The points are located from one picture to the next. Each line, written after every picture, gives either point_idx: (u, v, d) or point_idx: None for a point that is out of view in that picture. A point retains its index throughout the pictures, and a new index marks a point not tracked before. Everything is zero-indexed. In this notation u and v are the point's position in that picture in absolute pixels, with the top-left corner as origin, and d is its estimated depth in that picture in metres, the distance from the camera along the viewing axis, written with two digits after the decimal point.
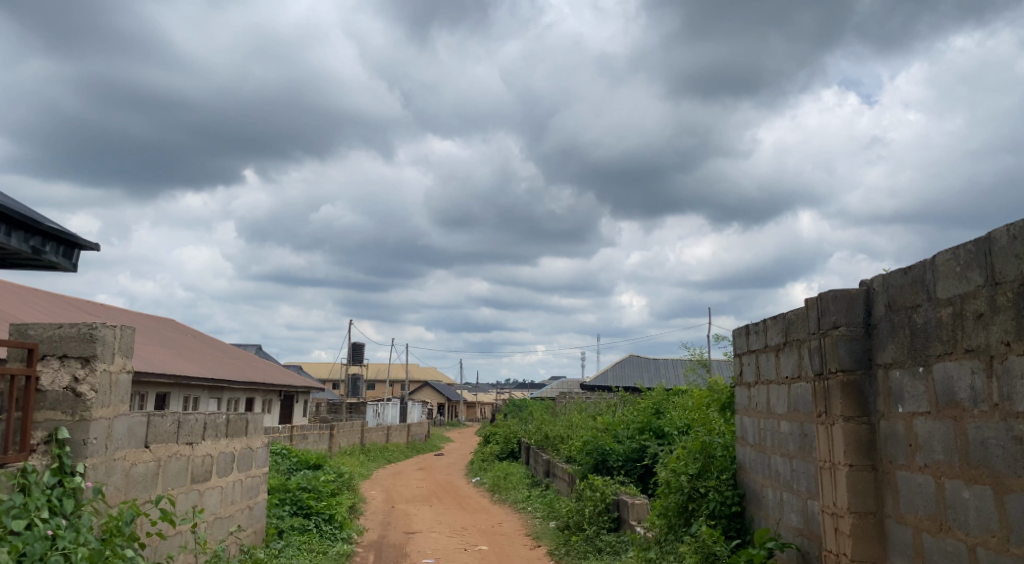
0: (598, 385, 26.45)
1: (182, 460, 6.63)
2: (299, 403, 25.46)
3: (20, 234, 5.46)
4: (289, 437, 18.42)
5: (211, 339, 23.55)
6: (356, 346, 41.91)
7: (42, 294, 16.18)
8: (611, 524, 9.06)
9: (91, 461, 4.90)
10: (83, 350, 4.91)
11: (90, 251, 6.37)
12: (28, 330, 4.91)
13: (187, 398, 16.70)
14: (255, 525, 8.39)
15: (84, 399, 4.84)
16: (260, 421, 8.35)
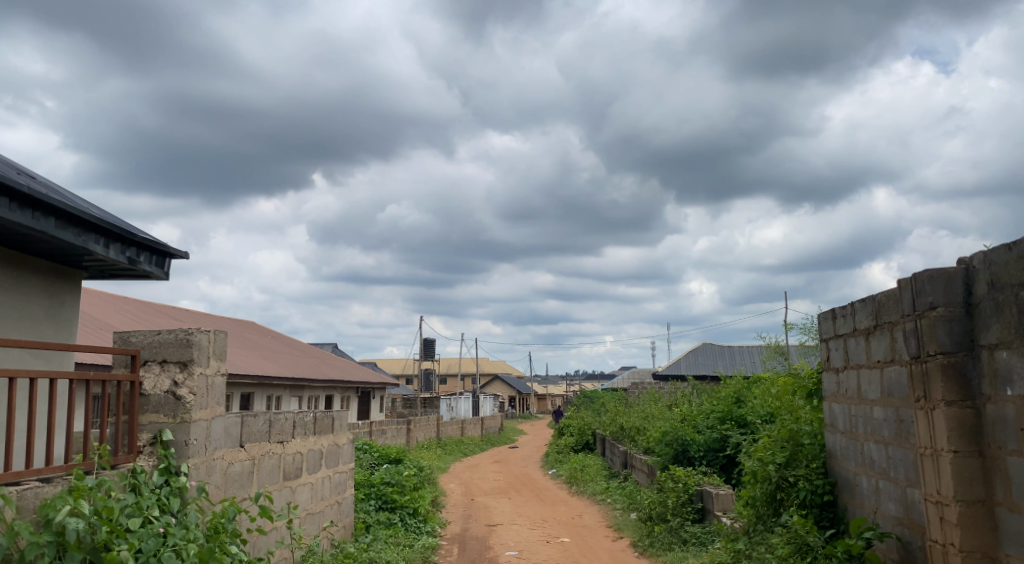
0: (671, 374, 26.13)
1: (275, 458, 6.85)
2: (375, 399, 25.97)
3: (118, 246, 5.72)
4: (368, 433, 18.82)
5: (290, 339, 24.24)
6: (427, 342, 42.62)
7: (130, 302, 16.92)
8: (696, 515, 8.94)
9: (193, 461, 5.12)
10: (180, 354, 5.12)
11: (181, 259, 6.64)
12: (130, 337, 5.17)
13: (270, 398, 17.21)
14: (344, 520, 8.61)
15: (184, 402, 5.05)
16: (344, 418, 8.55)
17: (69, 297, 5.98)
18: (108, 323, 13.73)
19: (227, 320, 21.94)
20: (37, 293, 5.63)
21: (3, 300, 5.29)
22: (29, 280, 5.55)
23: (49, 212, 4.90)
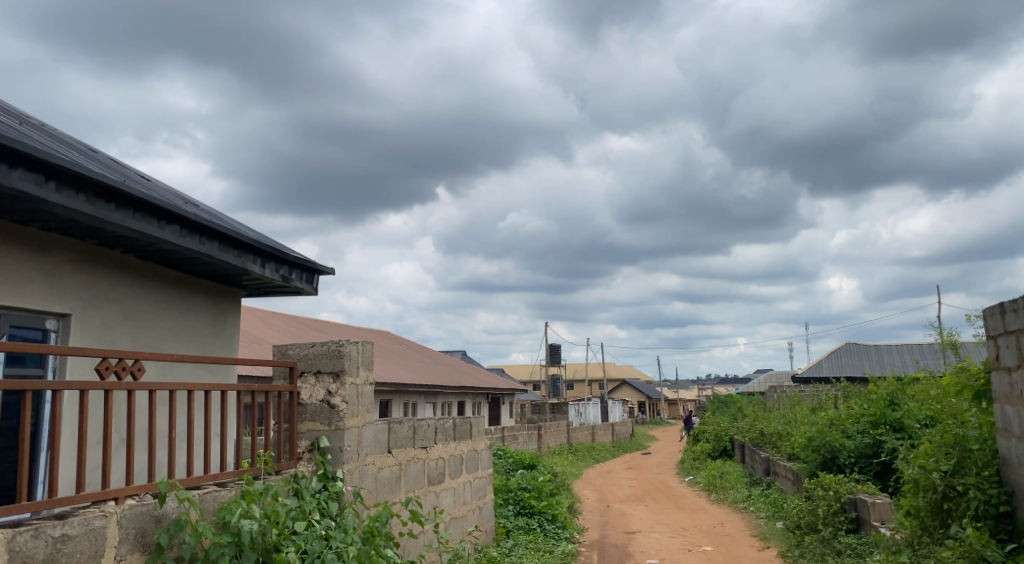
0: (812, 376, 24.95)
1: (420, 463, 7.04)
2: (505, 405, 26.29)
3: (273, 264, 6.06)
4: (501, 438, 19.07)
5: (424, 348, 24.96)
6: (554, 347, 42.86)
7: (277, 315, 17.94)
8: (850, 526, 8.45)
9: (347, 466, 5.34)
10: (333, 365, 5.37)
11: (328, 275, 6.96)
12: (288, 350, 5.47)
13: (406, 405, 17.73)
14: (486, 524, 8.72)
15: (338, 410, 5.28)
16: (482, 424, 8.68)
17: (231, 314, 6.40)
18: (258, 336, 14.63)
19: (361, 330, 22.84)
20: (204, 311, 6.05)
21: (175, 318, 5.72)
22: (197, 299, 5.97)
23: (213, 236, 5.25)
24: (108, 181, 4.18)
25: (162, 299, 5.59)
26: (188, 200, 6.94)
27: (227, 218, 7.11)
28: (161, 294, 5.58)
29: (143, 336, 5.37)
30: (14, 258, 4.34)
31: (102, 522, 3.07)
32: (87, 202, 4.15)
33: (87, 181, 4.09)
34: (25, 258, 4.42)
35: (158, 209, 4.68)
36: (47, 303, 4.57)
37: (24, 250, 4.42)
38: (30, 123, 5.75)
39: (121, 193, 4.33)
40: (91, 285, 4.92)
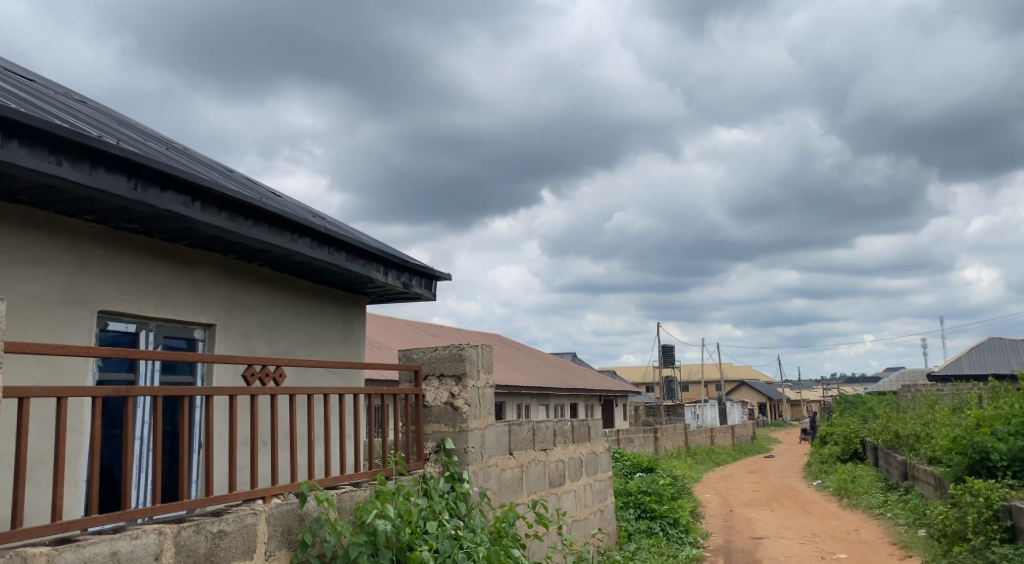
0: (952, 374, 23.43)
1: (541, 465, 7.08)
2: (620, 407, 26.06)
3: (394, 272, 6.26)
4: (617, 440, 18.90)
5: (537, 351, 25.08)
6: (667, 348, 42.15)
7: (394, 321, 18.48)
8: (1005, 535, 7.86)
9: (472, 467, 5.43)
10: (455, 368, 5.48)
11: (445, 280, 7.12)
12: (412, 354, 5.60)
13: (521, 407, 17.86)
14: (608, 527, 8.67)
15: (461, 412, 5.39)
16: (600, 426, 8.64)
17: (357, 320, 6.65)
18: (377, 342, 15.11)
19: (475, 334, 23.20)
20: (332, 318, 6.32)
21: (306, 325, 6.00)
22: (326, 307, 6.24)
23: (340, 247, 5.47)
24: (247, 199, 4.43)
25: (295, 308, 5.87)
26: (315, 213, 7.28)
27: (351, 229, 7.42)
28: (294, 303, 5.86)
29: (280, 343, 5.66)
30: (165, 273, 4.67)
31: (253, 520, 3.26)
32: (228, 219, 4.41)
33: (228, 200, 4.35)
34: (175, 273, 4.75)
35: (290, 223, 4.92)
36: (194, 315, 4.89)
37: (173, 266, 4.74)
38: (174, 147, 6.19)
39: (257, 210, 4.58)
40: (232, 297, 5.22)
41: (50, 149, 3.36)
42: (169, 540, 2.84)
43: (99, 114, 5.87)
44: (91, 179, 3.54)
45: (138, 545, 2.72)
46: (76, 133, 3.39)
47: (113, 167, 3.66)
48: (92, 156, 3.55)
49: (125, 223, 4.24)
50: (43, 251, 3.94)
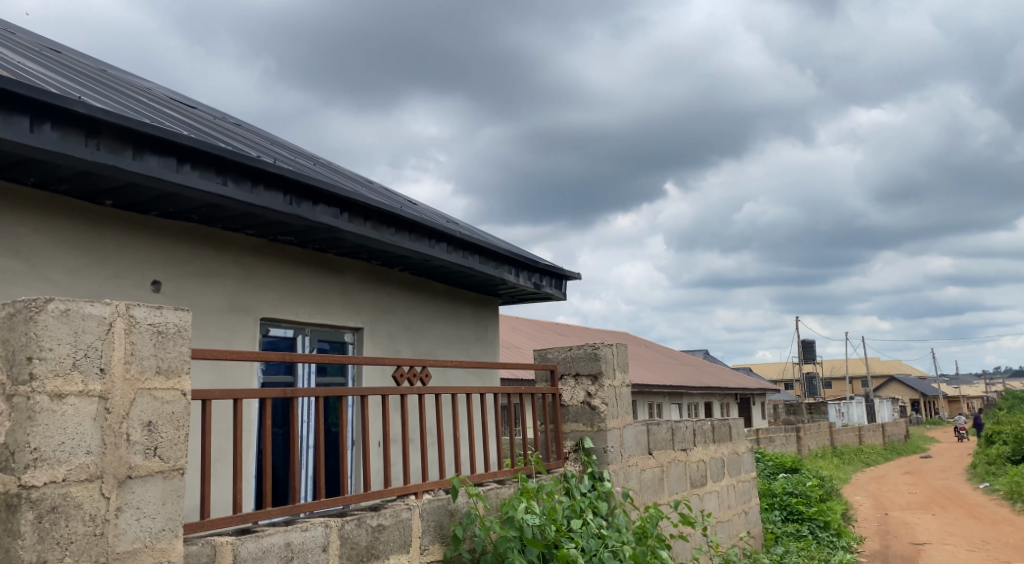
0: None
1: (681, 465, 6.96)
2: (758, 405, 25.19)
3: (526, 273, 6.35)
4: (757, 440, 18.26)
5: (669, 349, 24.64)
6: (808, 343, 40.34)
7: (523, 322, 18.67)
8: None
9: (613, 467, 5.42)
10: (591, 368, 5.49)
11: (576, 280, 7.15)
12: (548, 354, 5.67)
13: (653, 406, 17.59)
14: (754, 529, 8.40)
15: (599, 411, 5.39)
16: (741, 426, 8.39)
17: (491, 322, 6.79)
18: (509, 343, 15.31)
19: (604, 334, 23.05)
20: (469, 320, 6.49)
21: (445, 327, 6.19)
22: (462, 308, 6.42)
23: (474, 251, 5.61)
24: (389, 208, 4.64)
25: (434, 311, 6.07)
26: (448, 219, 7.51)
27: (482, 233, 7.60)
28: (432, 305, 6.06)
29: (420, 345, 5.86)
30: (317, 281, 4.95)
31: (408, 514, 3.41)
32: (372, 228, 4.63)
33: (372, 210, 4.57)
34: (325, 281, 5.02)
35: (428, 230, 5.10)
36: (344, 319, 5.15)
37: (324, 274, 5.02)
38: (320, 162, 6.55)
39: (398, 218, 4.79)
40: (376, 302, 5.47)
41: (217, 170, 3.65)
42: (334, 532, 3.01)
43: (252, 135, 6.30)
44: (253, 196, 3.81)
45: (308, 536, 2.91)
46: (238, 154, 3.66)
47: (271, 184, 3.93)
48: (253, 175, 3.82)
49: (281, 236, 4.53)
50: (213, 264, 4.26)
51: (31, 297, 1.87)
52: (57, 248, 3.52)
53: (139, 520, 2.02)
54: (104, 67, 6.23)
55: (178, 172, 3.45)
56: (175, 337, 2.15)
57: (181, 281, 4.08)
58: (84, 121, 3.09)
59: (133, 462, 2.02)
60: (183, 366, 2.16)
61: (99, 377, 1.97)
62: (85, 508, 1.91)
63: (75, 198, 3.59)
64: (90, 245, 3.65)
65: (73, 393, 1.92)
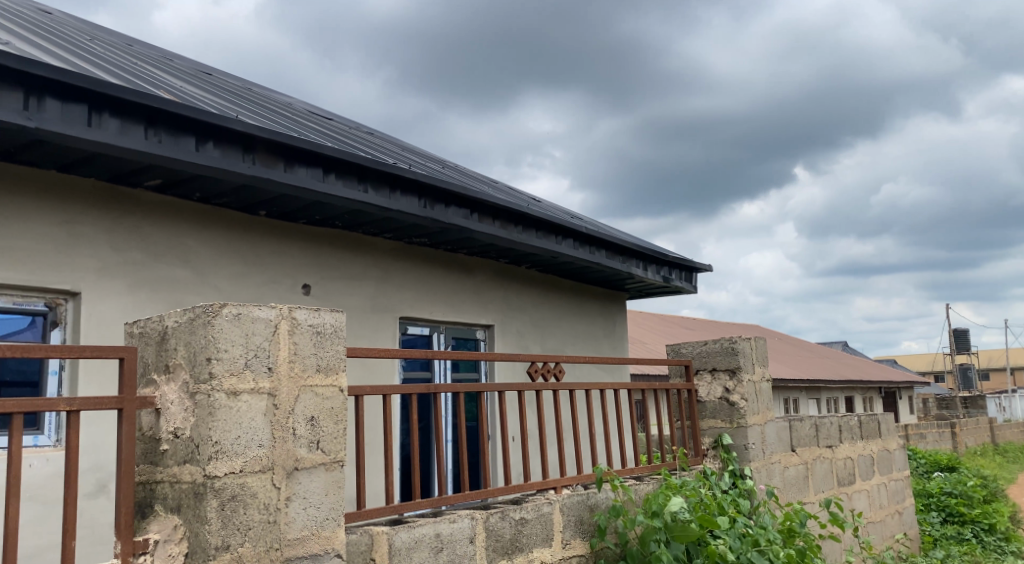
0: None
1: (827, 463, 6.66)
2: (906, 400, 23.73)
3: (655, 267, 6.27)
4: (907, 436, 17.20)
5: (805, 342, 23.63)
6: (963, 333, 37.59)
7: (649, 318, 18.43)
8: None
9: (754, 464, 5.25)
10: (728, 362, 5.35)
11: (706, 272, 6.99)
12: (681, 348, 5.57)
13: (790, 402, 16.95)
14: (910, 531, 7.93)
15: (738, 407, 5.24)
16: (892, 421, 7.94)
17: (619, 316, 6.76)
18: (636, 340, 15.16)
19: (735, 328, 22.39)
20: (597, 315, 6.49)
21: (573, 323, 6.21)
22: (590, 304, 6.42)
23: (602, 246, 5.59)
24: (518, 207, 4.72)
25: (562, 307, 6.10)
26: (572, 215, 7.54)
27: (607, 227, 7.57)
28: (561, 301, 6.10)
29: (551, 341, 5.91)
30: (450, 281, 5.09)
31: (549, 508, 3.45)
32: (502, 227, 4.71)
33: (501, 209, 4.65)
34: (458, 280, 5.16)
35: (555, 227, 5.13)
36: (476, 317, 5.26)
37: (457, 273, 5.15)
38: (448, 165, 6.74)
39: (528, 217, 4.85)
40: (506, 299, 5.56)
41: (358, 178, 3.82)
42: (480, 524, 3.10)
43: (384, 143, 6.56)
44: (391, 201, 3.96)
45: (455, 528, 3.00)
46: (376, 162, 3.82)
47: (406, 189, 4.07)
48: (391, 181, 3.97)
49: (416, 238, 4.69)
50: (355, 267, 4.46)
51: (208, 302, 2.04)
52: (218, 257, 3.78)
53: (306, 509, 2.16)
54: (250, 86, 6.66)
55: (323, 182, 3.64)
56: (332, 336, 2.29)
57: (326, 284, 4.29)
58: (241, 138, 3.32)
59: (299, 455, 2.16)
60: (339, 364, 2.30)
61: (268, 375, 2.12)
62: (260, 497, 2.06)
63: (232, 209, 3.85)
64: (247, 253, 3.90)
65: (246, 391, 2.07)
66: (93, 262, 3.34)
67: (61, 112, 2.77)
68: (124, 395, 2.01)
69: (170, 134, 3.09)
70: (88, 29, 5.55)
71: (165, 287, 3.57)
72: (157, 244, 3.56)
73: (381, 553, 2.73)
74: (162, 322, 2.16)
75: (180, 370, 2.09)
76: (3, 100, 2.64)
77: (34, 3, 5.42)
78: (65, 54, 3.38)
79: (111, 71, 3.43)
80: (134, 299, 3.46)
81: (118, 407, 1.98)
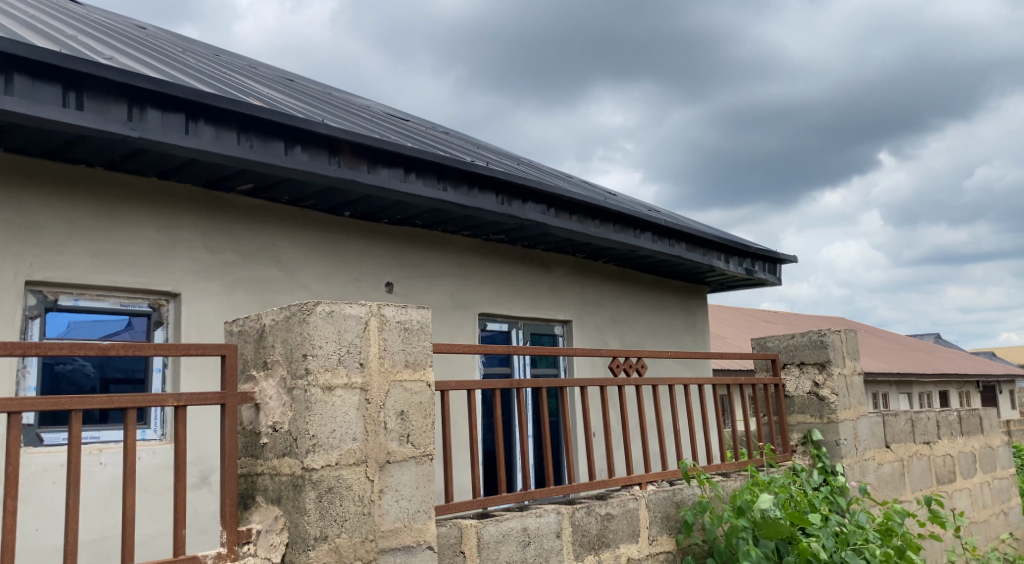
0: None
1: (925, 460, 6.40)
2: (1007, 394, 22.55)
3: (736, 259, 6.13)
4: (1010, 433, 16.35)
5: (896, 335, 22.73)
6: None
7: (729, 312, 18.06)
8: None
9: (847, 461, 5.09)
10: (817, 356, 5.19)
11: (791, 263, 6.80)
12: (767, 342, 5.41)
13: (880, 397, 16.34)
14: (1016, 532, 7.54)
15: (828, 402, 5.09)
16: (994, 417, 7.56)
17: (700, 310, 6.65)
18: (716, 333, 14.91)
19: (820, 321, 21.73)
20: (677, 309, 6.40)
21: (653, 317, 6.14)
22: (670, 298, 6.34)
23: (681, 238, 5.51)
24: (596, 201, 4.70)
25: (641, 301, 6.05)
26: (649, 208, 7.46)
27: (686, 220, 7.45)
28: (640, 296, 6.05)
29: (630, 335, 5.87)
30: (528, 276, 5.11)
31: (634, 504, 3.43)
32: (579, 222, 4.70)
33: (578, 204, 4.63)
34: (536, 276, 5.17)
35: (634, 220, 5.09)
36: (554, 312, 5.27)
37: (535, 269, 5.17)
38: (524, 161, 6.76)
39: (606, 211, 4.82)
40: (585, 294, 5.54)
41: (437, 177, 3.87)
42: (566, 519, 3.10)
43: (460, 141, 6.63)
44: (469, 198, 4.01)
45: (542, 522, 3.02)
46: (455, 160, 3.87)
47: (484, 186, 4.11)
48: (469, 179, 4.01)
49: (494, 235, 4.73)
50: (435, 264, 4.53)
51: (302, 300, 2.11)
52: (306, 257, 3.90)
53: (398, 501, 2.21)
54: (329, 90, 6.83)
55: (404, 181, 3.71)
56: (418, 333, 2.33)
57: (409, 281, 4.37)
58: (326, 141, 3.41)
59: (391, 448, 2.21)
60: (427, 359, 2.34)
61: (360, 371, 2.18)
62: (355, 489, 2.12)
63: (318, 210, 3.96)
64: (332, 252, 4.01)
65: (340, 386, 2.13)
66: (191, 264, 3.49)
67: (161, 121, 2.90)
68: (226, 391, 2.09)
69: (260, 139, 3.20)
70: (178, 41, 5.80)
71: (257, 286, 3.71)
72: (250, 245, 3.69)
73: (470, 546, 2.77)
74: (260, 320, 2.24)
75: (278, 366, 2.17)
76: (109, 111, 2.78)
77: (130, 18, 5.69)
78: (161, 67, 3.55)
79: (204, 80, 3.57)
80: (229, 299, 3.60)
81: (221, 402, 2.07)
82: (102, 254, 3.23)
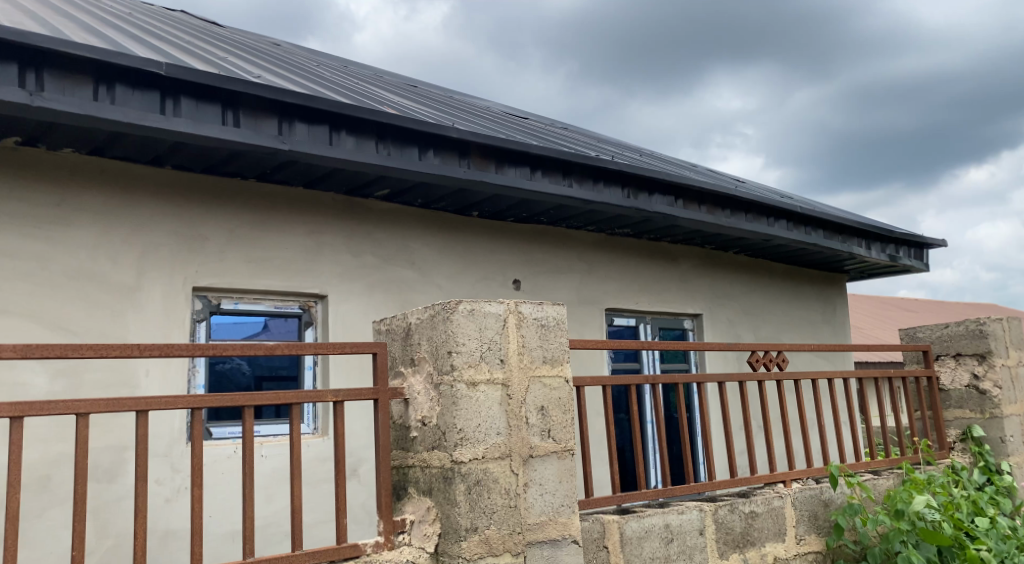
0: None
1: None
2: None
3: (878, 245, 5.81)
4: None
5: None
6: None
7: (868, 302, 17.13)
8: None
9: (1014, 459, 4.72)
10: (976, 347, 4.81)
11: (939, 248, 6.37)
12: (917, 332, 5.07)
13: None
14: None
15: (991, 396, 4.74)
16: None
17: (839, 300, 6.34)
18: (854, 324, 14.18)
19: (972, 309, 20.24)
20: (814, 300, 6.13)
21: (789, 309, 5.92)
22: (806, 288, 6.08)
23: (817, 225, 5.28)
24: (726, 191, 4.57)
25: (776, 292, 5.84)
26: (780, 195, 7.18)
27: (820, 205, 7.13)
28: (774, 286, 5.84)
29: (764, 328, 5.68)
30: (655, 270, 5.04)
31: (780, 503, 3.32)
32: (709, 212, 4.59)
33: (707, 194, 4.53)
34: (664, 269, 5.10)
35: (766, 208, 4.92)
36: (684, 306, 5.18)
37: (662, 262, 5.10)
38: (647, 153, 6.67)
39: (737, 200, 4.69)
40: (715, 287, 5.41)
41: (563, 173, 3.89)
42: (709, 516, 3.05)
43: (582, 136, 6.62)
44: (595, 193, 4.00)
45: (685, 519, 2.97)
46: (581, 156, 3.87)
47: (610, 180, 4.09)
48: (595, 173, 4.01)
49: (620, 229, 4.70)
50: (562, 261, 4.55)
51: (445, 300, 2.18)
52: (439, 257, 4.02)
53: (543, 495, 2.24)
54: (451, 93, 7.00)
55: (531, 179, 3.74)
56: (555, 329, 2.35)
57: (537, 278, 4.42)
58: (456, 144, 3.49)
59: (533, 443, 2.25)
60: (564, 355, 2.36)
61: (500, 367, 2.22)
62: (501, 482, 2.17)
63: (450, 211, 4.06)
64: (463, 251, 4.11)
65: (483, 382, 2.18)
66: (335, 267, 3.67)
67: (308, 134, 3.07)
68: (379, 387, 2.19)
69: (396, 145, 3.32)
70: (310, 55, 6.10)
71: (396, 287, 3.85)
72: (388, 248, 3.84)
73: (613, 541, 2.78)
74: (406, 319, 2.33)
75: (424, 363, 2.25)
76: (261, 127, 2.97)
77: (265, 37, 6.04)
78: (300, 81, 3.74)
79: (340, 92, 3.75)
80: (371, 299, 3.76)
81: (374, 397, 2.17)
82: (256, 260, 3.45)
